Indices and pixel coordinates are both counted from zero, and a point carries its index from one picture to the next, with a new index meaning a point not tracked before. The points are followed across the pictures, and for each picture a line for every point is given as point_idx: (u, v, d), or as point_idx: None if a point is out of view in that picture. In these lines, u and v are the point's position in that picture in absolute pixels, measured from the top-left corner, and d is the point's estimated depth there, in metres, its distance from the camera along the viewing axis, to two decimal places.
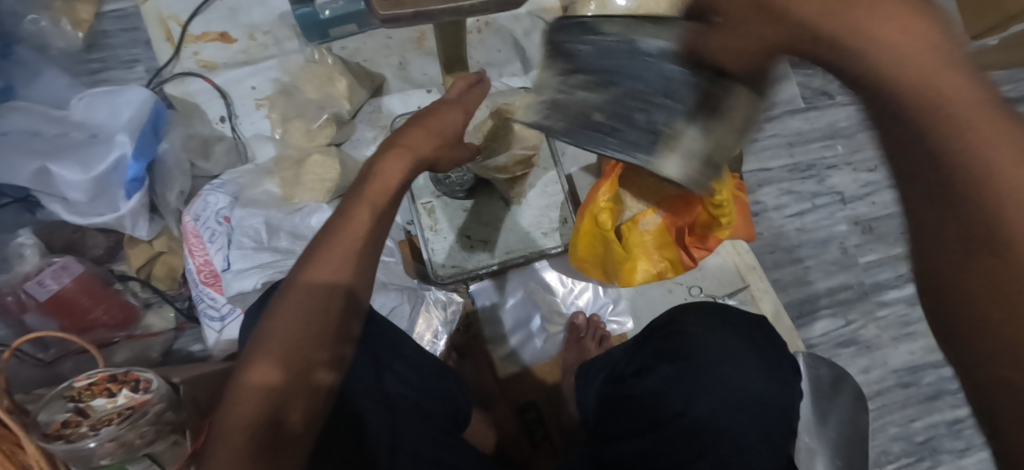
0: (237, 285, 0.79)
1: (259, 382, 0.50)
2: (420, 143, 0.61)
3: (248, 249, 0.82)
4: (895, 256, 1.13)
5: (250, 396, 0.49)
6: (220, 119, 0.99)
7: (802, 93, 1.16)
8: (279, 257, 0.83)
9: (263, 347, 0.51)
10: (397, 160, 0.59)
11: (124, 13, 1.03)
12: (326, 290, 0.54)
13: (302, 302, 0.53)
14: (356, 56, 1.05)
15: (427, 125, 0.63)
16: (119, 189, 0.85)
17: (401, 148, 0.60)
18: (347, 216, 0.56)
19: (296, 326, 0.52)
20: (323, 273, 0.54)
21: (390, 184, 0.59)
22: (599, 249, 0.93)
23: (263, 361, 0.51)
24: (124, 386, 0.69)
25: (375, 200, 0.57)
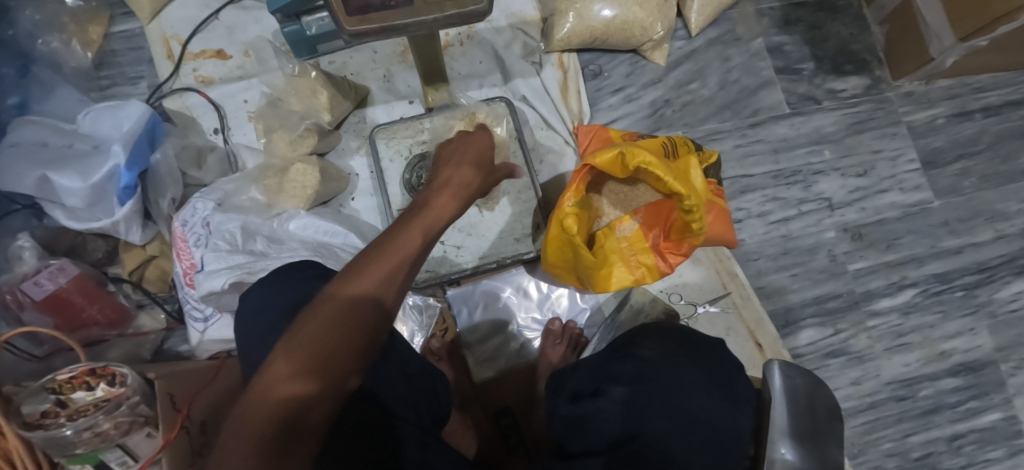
0: (207, 284, 0.81)
1: (286, 390, 0.52)
2: (466, 179, 0.69)
3: (222, 252, 0.85)
4: (886, 264, 1.10)
5: (271, 402, 0.51)
6: (214, 131, 1.05)
7: (788, 99, 1.15)
8: (251, 259, 0.84)
9: (289, 353, 0.53)
10: (451, 200, 0.66)
11: (130, 34, 1.10)
12: (363, 306, 0.55)
13: (339, 316, 0.55)
14: (343, 70, 1.09)
15: (467, 159, 0.70)
16: (113, 196, 0.90)
17: (451, 183, 0.68)
18: (393, 244, 0.58)
19: (325, 340, 0.54)
20: (363, 289, 0.56)
21: (442, 207, 0.65)
22: (570, 254, 0.91)
23: (291, 370, 0.52)
24: (102, 380, 0.72)
25: (429, 225, 0.62)
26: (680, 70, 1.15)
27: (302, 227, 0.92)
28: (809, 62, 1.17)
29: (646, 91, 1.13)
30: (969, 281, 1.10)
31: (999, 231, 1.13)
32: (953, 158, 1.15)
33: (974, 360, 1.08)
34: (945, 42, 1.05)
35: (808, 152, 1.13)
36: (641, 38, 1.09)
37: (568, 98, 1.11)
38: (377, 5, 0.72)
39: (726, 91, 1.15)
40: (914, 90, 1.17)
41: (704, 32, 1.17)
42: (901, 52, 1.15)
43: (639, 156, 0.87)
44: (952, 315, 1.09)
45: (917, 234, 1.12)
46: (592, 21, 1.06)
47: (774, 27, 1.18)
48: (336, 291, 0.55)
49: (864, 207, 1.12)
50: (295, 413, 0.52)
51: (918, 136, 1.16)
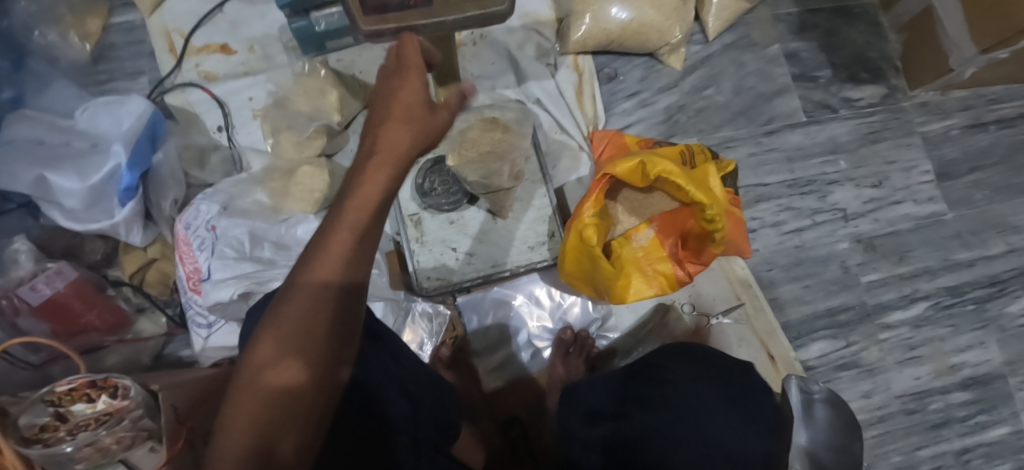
0: (214, 295, 0.80)
1: (260, 396, 0.51)
2: (398, 141, 0.53)
3: (229, 259, 0.83)
4: (899, 276, 1.09)
5: (249, 410, 0.51)
6: (217, 129, 1.02)
7: (804, 106, 1.14)
8: (259, 267, 0.83)
9: (263, 356, 0.52)
10: (381, 170, 0.52)
11: (130, 26, 1.07)
12: (326, 299, 0.52)
13: (301, 312, 0.51)
14: (351, 68, 1.06)
15: (401, 110, 0.53)
16: (114, 198, 0.86)
17: (382, 150, 0.52)
18: (333, 232, 0.51)
19: (292, 339, 0.52)
20: (321, 279, 0.51)
21: (375, 177, 0.52)
22: (587, 264, 0.89)
23: (264, 376, 0.51)
24: (104, 392, 0.69)
25: (361, 210, 0.51)
26: (695, 75, 1.13)
27: (311, 232, 0.89)
28: (825, 69, 1.16)
29: (660, 96, 1.11)
30: (981, 295, 1.10)
31: (1011, 244, 1.12)
32: (966, 170, 1.14)
33: (984, 374, 1.07)
34: (965, 52, 1.04)
35: (823, 161, 1.12)
36: (657, 41, 1.07)
37: (582, 101, 1.09)
38: (393, 5, 0.67)
39: (742, 97, 1.13)
40: (929, 99, 1.16)
41: (720, 37, 1.15)
42: (917, 61, 1.14)
43: (659, 165, 0.86)
44: (963, 328, 1.08)
45: (930, 246, 1.11)
46: (607, 24, 1.04)
47: (790, 33, 1.16)
48: (296, 281, 0.52)
49: (878, 218, 1.11)
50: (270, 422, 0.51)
51: (932, 147, 1.15)
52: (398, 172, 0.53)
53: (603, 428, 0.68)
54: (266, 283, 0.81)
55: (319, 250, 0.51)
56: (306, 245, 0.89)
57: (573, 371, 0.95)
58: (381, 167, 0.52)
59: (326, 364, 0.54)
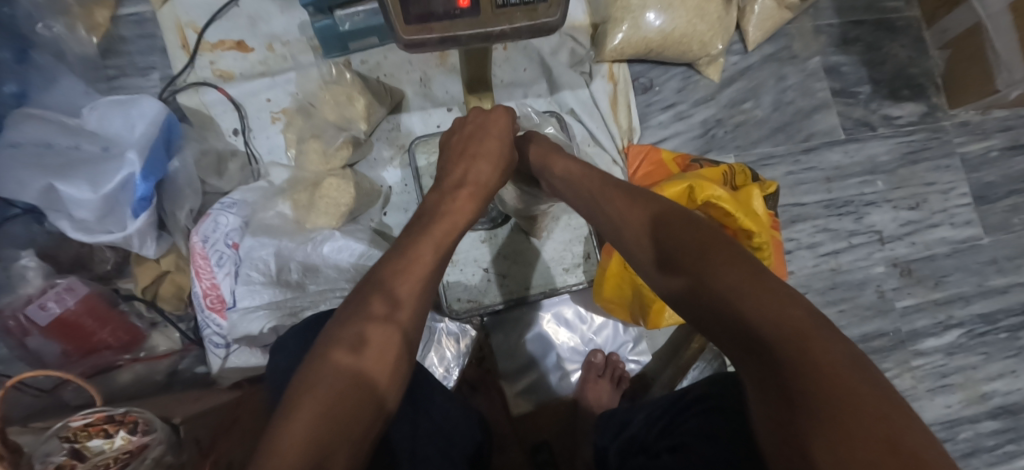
0: (243, 327, 0.79)
1: (327, 386, 0.52)
2: (486, 175, 0.69)
3: (256, 286, 0.80)
4: (933, 301, 1.07)
5: (312, 405, 0.51)
6: (234, 132, 0.96)
7: (843, 124, 1.10)
8: (289, 295, 0.82)
9: (330, 359, 0.54)
10: (468, 200, 0.67)
11: (140, 19, 1.00)
12: (388, 305, 0.58)
13: (377, 313, 0.57)
14: (376, 71, 1.00)
15: (479, 152, 0.69)
16: (127, 208, 0.81)
17: (466, 182, 0.68)
18: (415, 250, 0.62)
19: (357, 338, 0.56)
20: (395, 290, 0.59)
21: (459, 204, 0.67)
22: (624, 288, 0.86)
23: (328, 371, 0.53)
24: (122, 427, 0.65)
25: (439, 239, 0.63)
26: (733, 87, 1.09)
27: (337, 251, 0.84)
28: (866, 85, 1.12)
29: (697, 109, 1.07)
30: (1014, 322, 1.08)
31: None
32: (1004, 193, 1.11)
33: (1015, 403, 1.06)
34: (1015, 74, 1.00)
35: (861, 181, 1.09)
36: (698, 52, 1.02)
37: (617, 113, 1.04)
38: (439, 14, 0.61)
39: (781, 113, 1.09)
40: (970, 120, 1.13)
41: (760, 47, 1.10)
42: (961, 81, 1.10)
43: (708, 190, 0.81)
44: (995, 356, 1.07)
45: (965, 271, 1.09)
46: (647, 32, 0.98)
47: (832, 46, 1.12)
48: (376, 285, 0.59)
49: (915, 241, 1.08)
50: (332, 419, 0.51)
51: (971, 169, 1.12)
52: (478, 207, 0.69)
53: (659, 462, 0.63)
54: (299, 314, 0.81)
55: (397, 265, 0.60)
56: (333, 264, 0.85)
57: (605, 395, 0.91)
58: (468, 200, 0.68)
59: (393, 367, 0.57)
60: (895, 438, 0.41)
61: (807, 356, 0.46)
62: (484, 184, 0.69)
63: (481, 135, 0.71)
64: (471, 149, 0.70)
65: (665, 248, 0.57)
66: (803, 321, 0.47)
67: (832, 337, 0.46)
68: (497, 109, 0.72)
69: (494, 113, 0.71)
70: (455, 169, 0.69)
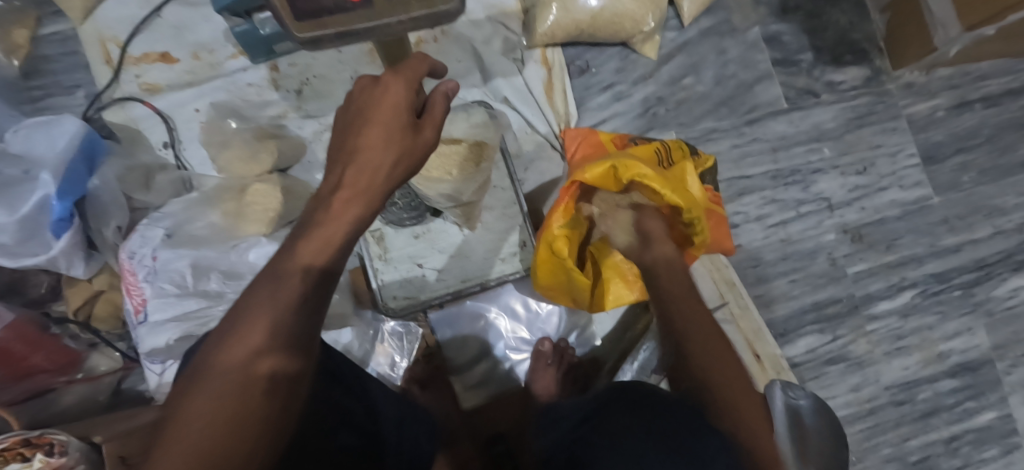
0: (151, 340, 0.78)
1: (232, 370, 0.49)
2: (374, 167, 0.56)
3: (170, 298, 0.79)
4: (887, 265, 1.07)
5: (222, 379, 0.48)
6: (163, 145, 0.95)
7: (785, 93, 1.09)
8: (204, 305, 0.80)
9: (238, 332, 0.50)
10: (351, 206, 0.56)
11: (62, 37, 0.98)
12: (306, 280, 0.53)
13: (288, 292, 0.52)
14: (306, 73, 0.99)
15: (375, 121, 0.56)
16: (47, 230, 0.80)
17: (345, 183, 0.56)
18: (324, 221, 0.56)
19: (275, 315, 0.51)
20: (309, 264, 0.54)
21: (336, 207, 0.56)
22: (562, 275, 0.84)
23: (241, 345, 0.50)
24: (39, 450, 0.64)
25: (335, 231, 0.55)
26: (672, 64, 1.07)
27: (263, 257, 0.83)
28: (808, 52, 1.11)
29: (637, 88, 1.06)
30: (969, 280, 1.07)
31: (998, 227, 1.09)
32: (953, 152, 1.10)
33: (973, 360, 1.06)
34: (950, 32, 0.99)
35: (807, 149, 1.08)
36: (631, 30, 1.01)
37: (554, 98, 1.03)
38: (330, 8, 0.59)
39: (722, 86, 1.08)
40: (915, 80, 1.12)
41: (698, 22, 1.09)
42: (902, 42, 1.09)
43: (634, 169, 0.79)
44: (951, 315, 1.06)
45: (917, 233, 1.08)
46: (577, 14, 0.97)
47: (771, 15, 1.11)
48: (289, 259, 0.54)
49: (864, 206, 1.08)
50: (239, 405, 0.47)
51: (918, 130, 1.11)
52: (364, 212, 0.57)
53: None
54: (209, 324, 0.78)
55: (310, 234, 0.55)
56: (260, 271, 0.84)
57: (555, 384, 0.90)
58: (349, 204, 0.56)
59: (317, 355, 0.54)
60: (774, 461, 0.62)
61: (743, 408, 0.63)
62: (374, 174, 0.56)
63: (367, 111, 0.57)
64: (352, 134, 0.56)
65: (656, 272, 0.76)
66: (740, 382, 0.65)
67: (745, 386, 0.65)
68: (385, 76, 0.57)
69: (380, 85, 0.57)
70: (333, 166, 0.58)
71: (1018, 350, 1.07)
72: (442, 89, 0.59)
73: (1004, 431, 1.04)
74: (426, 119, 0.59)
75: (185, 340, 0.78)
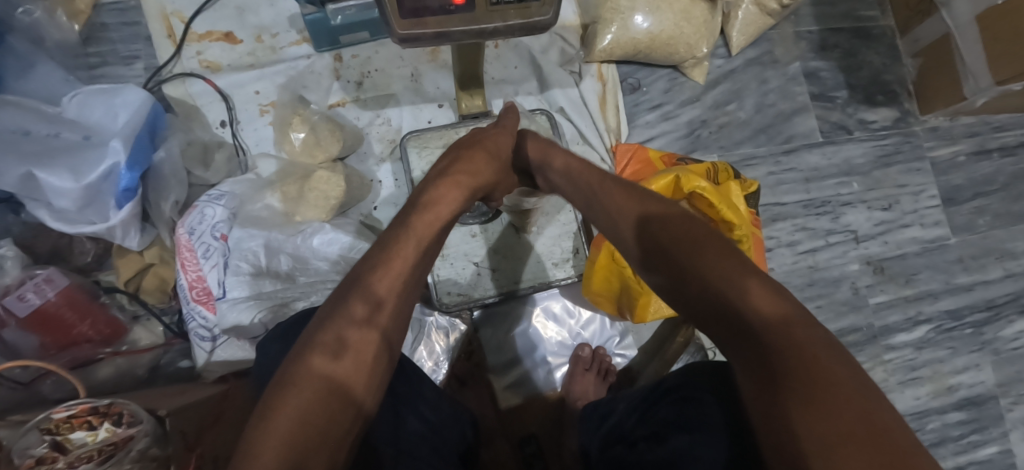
0: (230, 317, 0.77)
1: (309, 387, 0.51)
2: (479, 169, 0.72)
3: (246, 275, 0.80)
4: (905, 298, 1.12)
5: (295, 397, 0.50)
6: (221, 124, 0.95)
7: (820, 127, 1.14)
8: (279, 286, 0.82)
9: (309, 349, 0.53)
10: (452, 188, 0.68)
11: (124, 7, 0.98)
12: (370, 300, 0.57)
13: (360, 305, 0.56)
14: (367, 65, 0.99)
15: (485, 149, 0.75)
16: (110, 198, 0.80)
17: (461, 174, 0.70)
18: (395, 247, 0.60)
19: (339, 334, 0.54)
20: (377, 288, 0.57)
21: (448, 197, 0.67)
22: (614, 282, 0.88)
23: (309, 365, 0.52)
24: (106, 419, 0.65)
25: (425, 228, 0.63)
26: (717, 90, 1.12)
27: (327, 243, 0.84)
28: (843, 90, 1.16)
29: (683, 110, 1.10)
30: (978, 318, 1.13)
31: (1008, 270, 1.15)
32: (971, 196, 1.17)
33: (978, 394, 1.11)
34: (980, 83, 1.05)
35: (838, 182, 1.13)
36: (684, 54, 1.04)
37: (605, 112, 1.06)
38: (434, 9, 0.64)
39: (762, 115, 1.12)
40: (939, 125, 1.18)
41: (743, 52, 1.13)
42: (931, 88, 1.15)
43: (694, 182, 0.83)
44: (961, 351, 1.12)
45: (934, 269, 1.14)
46: (636, 33, 1.00)
47: (811, 51, 1.16)
48: (359, 281, 0.58)
49: (887, 240, 1.13)
50: (312, 425, 0.49)
51: (940, 173, 1.17)
52: (464, 196, 0.69)
53: (640, 454, 0.64)
54: (291, 304, 0.80)
55: (380, 256, 0.59)
56: (322, 257, 0.84)
57: (592, 389, 0.92)
58: (452, 189, 0.68)
59: (373, 369, 0.55)
60: (864, 416, 0.46)
61: (811, 354, 0.50)
62: (478, 173, 0.71)
63: (478, 141, 0.76)
64: (464, 149, 0.73)
65: (671, 241, 0.60)
66: (795, 324, 0.52)
67: (807, 324, 0.52)
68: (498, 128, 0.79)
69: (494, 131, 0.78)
70: (447, 159, 0.72)
71: (1020, 388, 1.12)
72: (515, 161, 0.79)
73: (1003, 464, 1.09)
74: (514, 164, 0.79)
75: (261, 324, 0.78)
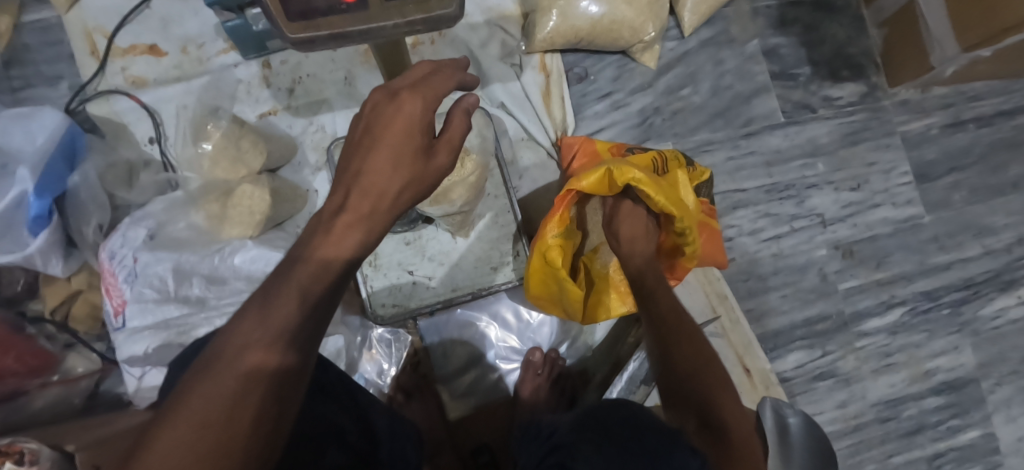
0: (128, 348, 0.77)
1: (235, 371, 0.43)
2: (383, 184, 0.51)
3: (149, 303, 0.77)
4: (876, 282, 1.07)
5: (225, 378, 0.43)
6: (149, 141, 0.92)
7: (782, 107, 1.09)
8: (184, 311, 0.78)
9: (244, 324, 0.45)
10: (350, 233, 0.50)
11: (44, 25, 0.94)
12: (320, 274, 0.48)
13: (310, 279, 0.48)
14: (297, 71, 0.96)
15: (382, 147, 0.51)
16: (24, 227, 0.78)
17: (347, 207, 0.51)
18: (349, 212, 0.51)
19: (291, 307, 0.46)
20: (326, 256, 0.49)
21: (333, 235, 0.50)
22: (553, 285, 0.84)
23: (246, 341, 0.44)
24: (8, 459, 0.63)
25: (374, 219, 0.51)
26: (670, 74, 1.07)
27: (250, 260, 0.81)
28: (805, 66, 1.11)
29: (634, 98, 1.05)
30: (956, 299, 1.08)
31: (986, 246, 1.10)
32: (945, 170, 1.11)
33: (958, 378, 1.06)
34: (947, 51, 0.99)
35: (802, 164, 1.08)
36: (630, 39, 0.99)
37: (550, 104, 1.01)
38: (323, 10, 0.59)
39: (719, 98, 1.07)
40: (910, 98, 1.12)
41: (697, 32, 1.08)
42: (899, 60, 1.09)
43: (628, 173, 0.78)
44: (938, 334, 1.07)
45: (908, 250, 1.08)
46: (576, 21, 0.95)
47: (770, 28, 1.10)
48: (302, 255, 0.49)
49: (857, 222, 1.08)
50: (239, 415, 0.42)
51: (911, 147, 1.11)
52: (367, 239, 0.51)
53: None
54: (189, 332, 0.76)
55: (327, 223, 0.50)
56: (245, 274, 0.81)
57: (543, 394, 0.90)
58: (350, 228, 0.50)
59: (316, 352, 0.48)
60: None
61: None
62: (382, 195, 0.51)
63: (371, 141, 0.52)
64: (356, 159, 0.51)
65: None
66: None
67: None
68: (402, 93, 0.52)
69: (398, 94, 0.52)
70: (334, 191, 0.51)
71: (1002, 369, 1.08)
72: (461, 106, 0.55)
73: (985, 449, 1.05)
74: (442, 140, 0.55)
75: (163, 349, 0.76)
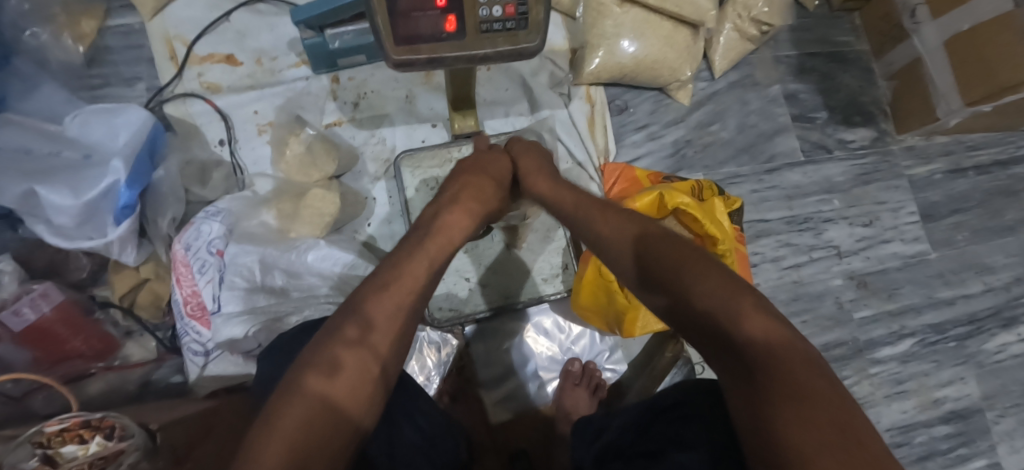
0: (227, 331, 0.78)
1: (309, 400, 0.53)
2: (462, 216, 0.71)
3: (240, 290, 0.81)
4: (888, 312, 1.14)
5: (299, 407, 0.52)
6: (219, 143, 0.97)
7: (802, 146, 1.18)
8: (272, 301, 0.84)
9: (311, 364, 0.55)
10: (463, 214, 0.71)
11: (127, 30, 1.00)
12: (368, 325, 0.58)
13: (360, 327, 0.58)
14: (362, 88, 1.02)
15: (469, 181, 0.76)
16: (109, 215, 0.81)
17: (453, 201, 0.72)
18: (405, 266, 0.63)
19: (344, 349, 0.56)
20: (376, 310, 0.59)
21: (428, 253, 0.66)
22: (602, 297, 0.90)
23: (309, 383, 0.54)
24: (98, 432, 0.65)
25: (433, 252, 0.66)
26: (701, 110, 1.16)
27: (322, 259, 0.85)
28: (822, 111, 1.21)
29: (668, 130, 1.14)
30: (961, 332, 1.16)
31: (987, 284, 1.18)
32: (948, 212, 1.20)
33: (964, 407, 1.13)
34: (951, 105, 1.09)
35: (819, 200, 1.17)
36: (668, 78, 1.08)
37: (594, 133, 1.10)
38: (427, 36, 0.63)
39: (744, 134, 1.16)
40: (916, 144, 1.22)
41: (726, 75, 1.18)
42: (905, 110, 1.20)
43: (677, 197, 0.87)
44: (945, 364, 1.14)
45: (916, 284, 1.16)
46: (622, 58, 1.04)
47: (790, 74, 1.20)
48: (356, 304, 0.60)
49: (869, 256, 1.16)
50: (314, 433, 0.51)
51: (917, 190, 1.20)
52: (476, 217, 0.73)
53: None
54: (283, 319, 0.82)
55: (381, 286, 0.61)
56: (318, 272, 0.86)
57: (583, 404, 0.93)
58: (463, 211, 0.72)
59: (369, 389, 0.56)
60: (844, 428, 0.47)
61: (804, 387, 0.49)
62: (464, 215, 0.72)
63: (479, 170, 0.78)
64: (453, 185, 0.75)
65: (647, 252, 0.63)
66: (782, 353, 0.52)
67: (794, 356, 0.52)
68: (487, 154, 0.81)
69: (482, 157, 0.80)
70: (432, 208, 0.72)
71: (1004, 401, 1.14)
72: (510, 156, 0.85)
73: None
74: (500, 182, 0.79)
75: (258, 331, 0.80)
